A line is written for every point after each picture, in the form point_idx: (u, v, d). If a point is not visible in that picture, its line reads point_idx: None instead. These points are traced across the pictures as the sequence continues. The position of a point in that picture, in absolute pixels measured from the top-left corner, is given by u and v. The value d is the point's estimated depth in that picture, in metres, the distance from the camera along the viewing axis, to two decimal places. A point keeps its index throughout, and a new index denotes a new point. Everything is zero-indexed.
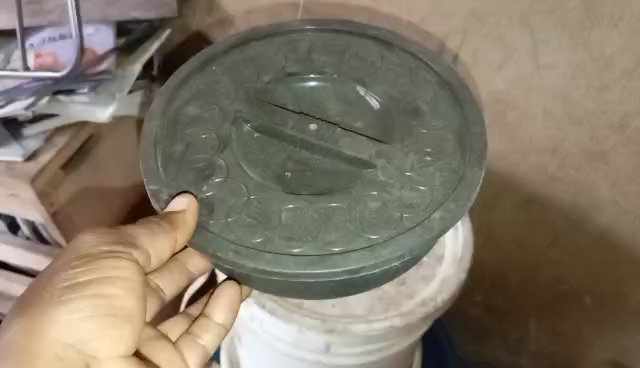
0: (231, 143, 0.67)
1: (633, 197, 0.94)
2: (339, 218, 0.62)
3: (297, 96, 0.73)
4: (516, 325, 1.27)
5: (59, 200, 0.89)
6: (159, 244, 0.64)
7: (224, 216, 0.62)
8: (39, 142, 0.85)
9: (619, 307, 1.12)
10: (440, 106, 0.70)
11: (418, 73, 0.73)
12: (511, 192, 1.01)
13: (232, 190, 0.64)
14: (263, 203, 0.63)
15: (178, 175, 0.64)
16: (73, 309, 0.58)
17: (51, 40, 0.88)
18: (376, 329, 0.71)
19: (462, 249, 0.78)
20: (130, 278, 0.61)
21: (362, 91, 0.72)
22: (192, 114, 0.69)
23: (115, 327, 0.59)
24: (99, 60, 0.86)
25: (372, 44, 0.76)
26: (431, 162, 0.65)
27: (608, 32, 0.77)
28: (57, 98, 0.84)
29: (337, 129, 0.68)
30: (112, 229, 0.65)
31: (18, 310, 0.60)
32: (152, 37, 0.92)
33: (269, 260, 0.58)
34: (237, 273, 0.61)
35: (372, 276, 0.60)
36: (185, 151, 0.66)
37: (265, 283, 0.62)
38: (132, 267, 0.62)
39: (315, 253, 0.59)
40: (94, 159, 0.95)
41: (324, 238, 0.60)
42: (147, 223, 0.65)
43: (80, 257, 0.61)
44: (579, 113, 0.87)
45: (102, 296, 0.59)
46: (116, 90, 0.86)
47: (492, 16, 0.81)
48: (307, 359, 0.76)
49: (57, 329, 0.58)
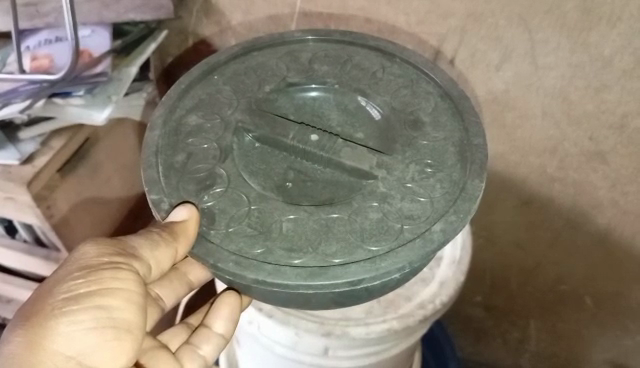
0: (232, 153, 0.67)
1: (633, 197, 0.94)
2: (340, 229, 0.61)
3: (298, 106, 0.73)
4: (517, 326, 1.28)
5: (56, 204, 0.88)
6: (158, 255, 0.65)
7: (225, 226, 0.61)
8: (36, 145, 0.84)
9: (621, 306, 1.13)
10: (441, 118, 0.69)
11: (419, 85, 0.73)
12: (511, 193, 1.01)
13: (234, 200, 0.63)
14: (264, 214, 0.62)
15: (180, 185, 0.64)
16: (74, 321, 0.58)
17: (47, 43, 0.88)
18: (375, 332, 0.70)
19: (461, 252, 0.78)
20: (130, 290, 0.61)
21: (363, 101, 0.72)
22: (193, 124, 0.68)
23: (114, 340, 0.59)
24: (95, 62, 0.86)
25: (373, 54, 0.76)
26: (432, 173, 0.65)
27: (607, 32, 0.77)
28: (52, 101, 0.84)
29: (338, 140, 0.67)
30: (111, 240, 0.64)
31: (18, 322, 0.59)
32: (148, 39, 0.92)
33: (269, 271, 0.57)
34: (236, 283, 0.60)
35: (373, 288, 0.60)
36: (186, 161, 0.65)
37: (266, 294, 0.61)
38: (132, 278, 0.62)
39: (315, 264, 0.58)
40: (92, 161, 0.94)
41: (324, 249, 0.59)
42: (146, 234, 0.65)
43: (81, 268, 0.61)
44: (578, 113, 0.86)
45: (103, 308, 0.59)
46: (113, 92, 0.86)
47: (491, 17, 0.80)
48: (305, 362, 0.76)
49: (58, 341, 0.57)
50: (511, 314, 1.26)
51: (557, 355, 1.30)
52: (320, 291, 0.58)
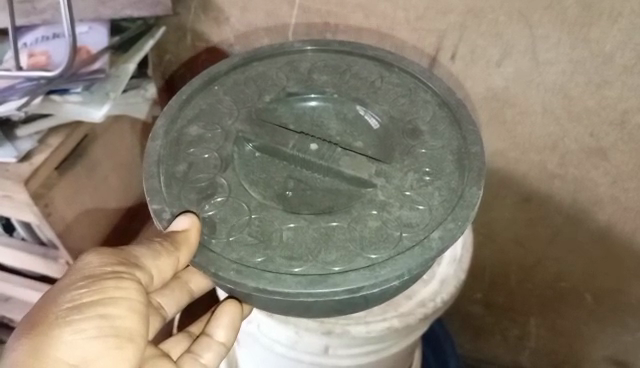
0: (233, 162, 0.66)
1: (634, 194, 0.93)
2: (339, 238, 0.61)
3: (298, 116, 0.72)
4: (516, 324, 1.28)
5: (54, 202, 0.88)
6: (161, 265, 0.65)
7: (226, 235, 0.61)
8: (33, 142, 0.84)
9: (622, 304, 1.12)
10: (439, 127, 0.69)
11: (417, 93, 0.72)
12: (511, 191, 1.01)
13: (234, 209, 0.63)
14: (264, 222, 0.62)
15: (181, 194, 0.63)
16: (79, 330, 0.57)
17: (44, 39, 0.87)
18: (375, 330, 0.70)
19: (461, 250, 0.78)
20: (132, 299, 0.61)
21: (362, 110, 0.72)
22: (195, 134, 0.68)
23: (116, 348, 0.59)
24: (92, 59, 0.85)
25: (372, 64, 0.75)
26: (431, 182, 0.64)
27: (608, 27, 0.76)
28: (50, 98, 0.83)
29: (337, 149, 0.67)
30: (111, 249, 0.64)
31: (21, 332, 0.58)
32: (146, 35, 0.92)
33: (270, 279, 0.57)
34: (237, 291, 0.60)
35: (372, 296, 0.59)
36: (187, 171, 0.65)
37: (267, 303, 0.61)
38: (134, 287, 0.62)
39: (315, 272, 0.58)
40: (90, 159, 0.94)
41: (324, 258, 0.59)
42: (150, 244, 0.65)
43: (84, 278, 0.60)
44: (578, 109, 0.86)
45: (106, 317, 0.59)
46: (110, 90, 0.86)
47: (491, 13, 0.80)
48: (304, 360, 0.75)
49: (60, 350, 0.57)
50: (511, 312, 1.26)
51: (557, 352, 1.30)
52: (321, 299, 0.57)
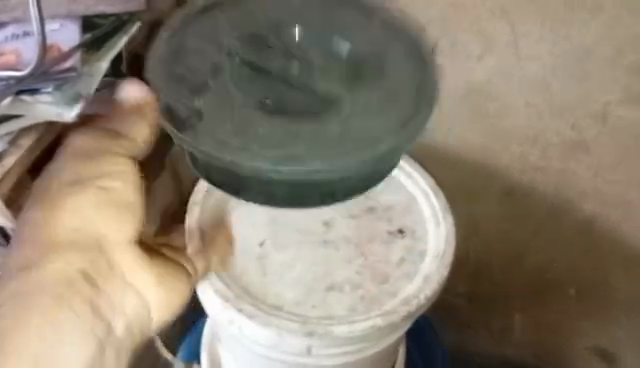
0: (221, 71, 0.68)
1: (615, 186, 0.94)
2: (306, 134, 0.64)
3: (282, 40, 0.72)
4: (500, 315, 1.26)
5: (27, 206, 0.85)
6: (138, 130, 0.76)
7: (201, 137, 0.63)
8: (3, 144, 0.81)
9: (604, 296, 1.15)
10: (408, 55, 0.70)
11: (399, 37, 0.71)
12: (492, 183, 1.00)
13: (217, 102, 0.66)
14: (241, 117, 0.65)
15: (165, 88, 0.66)
16: (38, 290, 0.66)
17: (14, 37, 0.84)
18: (358, 330, 0.70)
19: (444, 245, 0.77)
20: (121, 171, 0.72)
21: (340, 36, 0.71)
22: (178, 43, 0.69)
23: (117, 213, 0.70)
24: (64, 56, 0.82)
25: (355, 11, 0.74)
26: (399, 94, 0.67)
27: (587, 22, 0.78)
28: (20, 98, 0.80)
29: (314, 67, 0.70)
30: (80, 187, 0.70)
31: (34, 202, 0.70)
32: (120, 31, 0.89)
33: (239, 151, 0.62)
34: (210, 165, 0.65)
35: (336, 178, 0.64)
36: (180, 72, 0.67)
37: (221, 175, 0.65)
38: (124, 162, 0.73)
39: (286, 163, 0.62)
40: (61, 159, 0.89)
41: (292, 150, 0.63)
42: (132, 130, 0.76)
43: (83, 163, 0.72)
44: (560, 103, 0.86)
45: (74, 202, 0.69)
46: (83, 88, 0.82)
47: (472, 9, 0.80)
48: (287, 361, 0.73)
49: (70, 212, 0.69)
50: (495, 309, 1.26)
51: (544, 352, 1.29)
52: (288, 176, 0.62)
